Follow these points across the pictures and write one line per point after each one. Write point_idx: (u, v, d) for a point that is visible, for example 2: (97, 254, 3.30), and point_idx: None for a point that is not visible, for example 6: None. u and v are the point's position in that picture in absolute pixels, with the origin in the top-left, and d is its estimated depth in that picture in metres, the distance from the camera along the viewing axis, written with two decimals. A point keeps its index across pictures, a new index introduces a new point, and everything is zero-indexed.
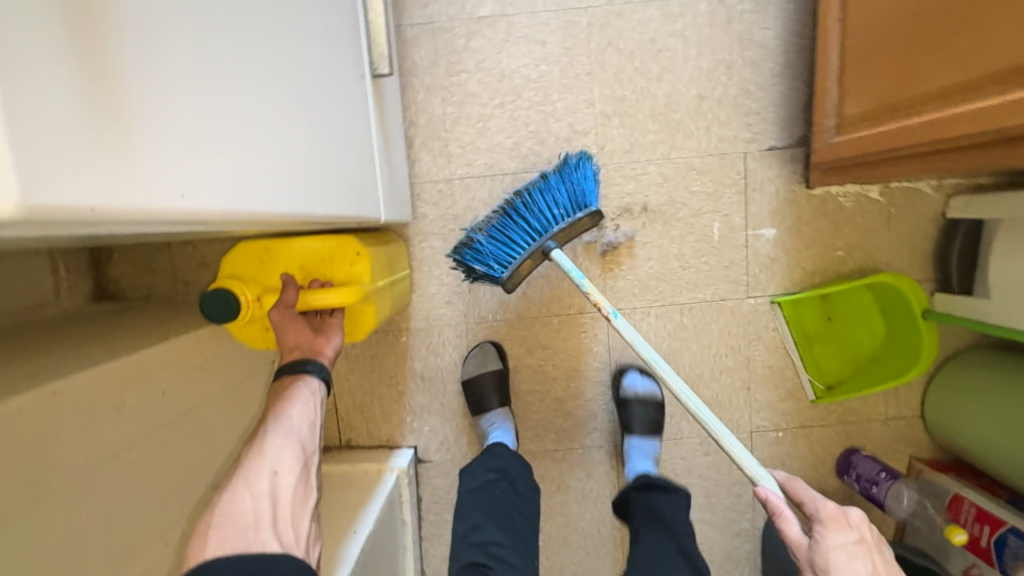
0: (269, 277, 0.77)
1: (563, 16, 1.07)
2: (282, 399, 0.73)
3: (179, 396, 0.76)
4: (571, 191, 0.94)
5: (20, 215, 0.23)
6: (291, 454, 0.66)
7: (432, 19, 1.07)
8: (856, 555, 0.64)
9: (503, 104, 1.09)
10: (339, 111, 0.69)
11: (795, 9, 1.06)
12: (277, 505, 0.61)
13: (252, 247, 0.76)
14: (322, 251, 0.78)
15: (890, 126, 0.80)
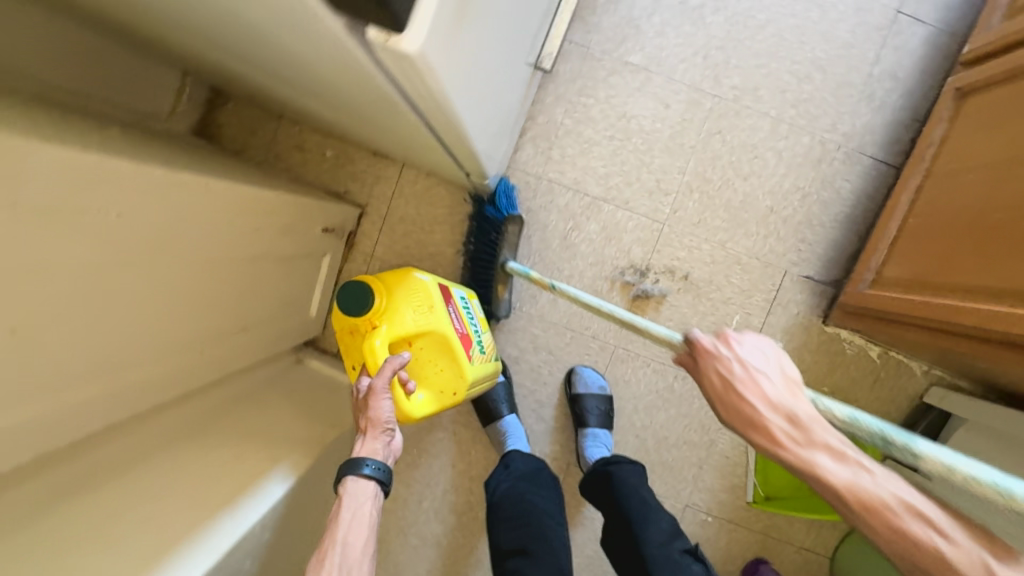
0: (404, 324, 0.90)
1: (693, 92, 1.21)
2: (345, 497, 0.74)
3: (261, 242, 0.85)
4: (495, 217, 1.16)
5: (412, 54, 0.33)
6: None
7: (588, 44, 1.20)
8: (742, 373, 0.55)
9: (612, 139, 1.22)
10: (512, 79, 0.80)
11: (876, 175, 1.21)
12: None
13: (423, 298, 0.91)
14: (443, 360, 0.92)
15: (917, 298, 0.93)
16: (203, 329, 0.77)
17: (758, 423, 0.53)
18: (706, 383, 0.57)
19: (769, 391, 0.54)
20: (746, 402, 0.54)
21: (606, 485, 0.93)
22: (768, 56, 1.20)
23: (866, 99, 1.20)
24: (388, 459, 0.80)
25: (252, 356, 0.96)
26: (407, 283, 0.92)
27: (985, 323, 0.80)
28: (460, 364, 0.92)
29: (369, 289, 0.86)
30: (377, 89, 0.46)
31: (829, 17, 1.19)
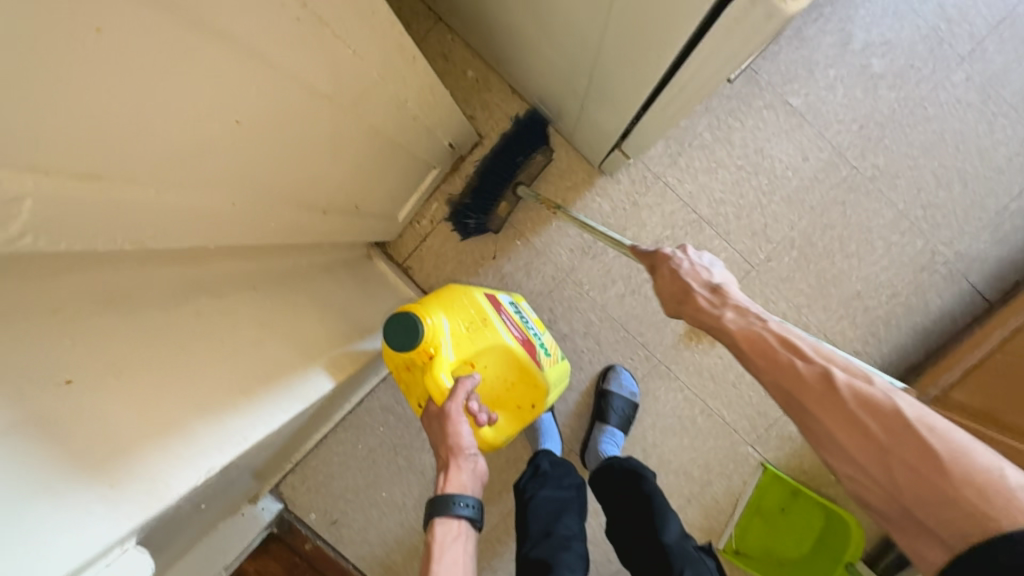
0: (459, 343, 0.80)
1: (835, 155, 1.20)
2: (435, 547, 0.72)
3: (408, 132, 0.84)
4: (529, 137, 1.20)
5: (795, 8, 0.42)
6: None
7: (758, 69, 1.19)
8: (684, 265, 0.73)
9: (740, 167, 1.21)
10: None
11: (969, 303, 1.21)
12: None
13: (473, 309, 0.82)
14: (512, 375, 0.83)
15: (994, 435, 0.98)
16: (333, 192, 0.77)
17: (688, 288, 0.71)
18: (657, 271, 0.75)
19: (699, 273, 0.72)
20: (683, 281, 0.71)
21: (628, 492, 0.97)
22: (920, 151, 1.19)
23: (992, 228, 1.20)
24: (475, 493, 0.76)
25: (346, 236, 0.96)
26: (450, 298, 0.83)
27: None
28: (531, 375, 0.83)
29: (411, 317, 0.76)
30: (668, 40, 0.53)
31: (993, 137, 1.18)
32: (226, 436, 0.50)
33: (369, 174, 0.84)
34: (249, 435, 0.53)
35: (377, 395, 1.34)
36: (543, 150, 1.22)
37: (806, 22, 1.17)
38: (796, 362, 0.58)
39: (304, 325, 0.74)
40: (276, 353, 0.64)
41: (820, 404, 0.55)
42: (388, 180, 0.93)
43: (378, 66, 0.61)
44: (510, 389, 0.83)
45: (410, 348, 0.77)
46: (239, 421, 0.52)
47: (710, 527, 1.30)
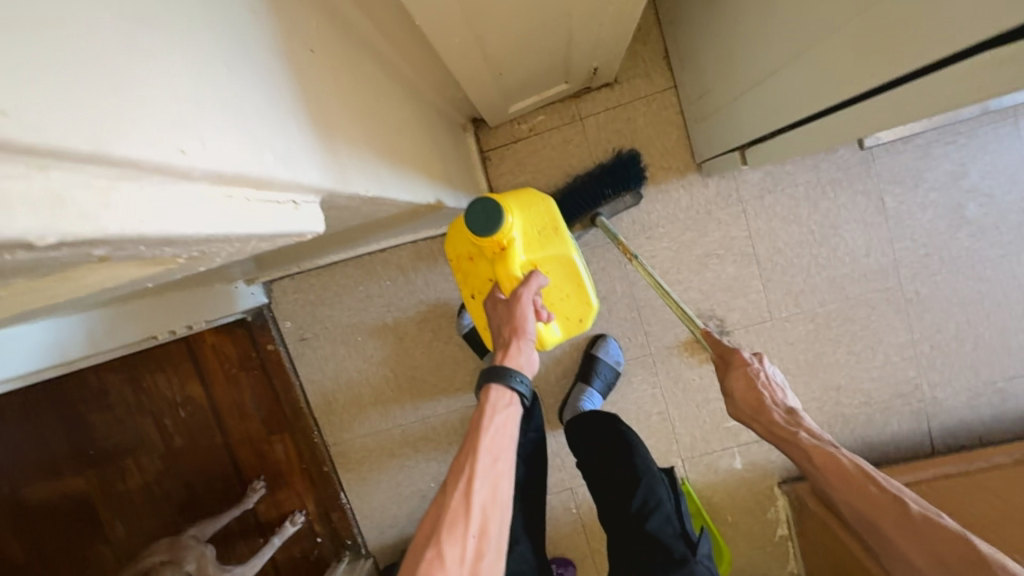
0: (530, 240, 0.89)
1: (891, 265, 1.28)
2: (488, 407, 0.77)
3: (583, 32, 0.88)
4: (613, 176, 1.26)
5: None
6: (491, 494, 0.72)
7: (875, 158, 1.25)
8: (762, 385, 0.82)
9: (810, 232, 1.29)
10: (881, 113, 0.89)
11: (918, 442, 1.34)
12: (482, 537, 0.70)
13: (550, 215, 0.91)
14: (570, 284, 0.94)
15: None
16: (502, 46, 0.80)
17: (766, 404, 0.80)
18: (733, 372, 0.83)
19: (769, 379, 0.82)
20: (760, 391, 0.81)
21: (593, 433, 1.08)
22: (959, 301, 1.28)
23: (972, 393, 1.31)
24: (529, 374, 0.82)
25: (472, 95, 0.99)
26: (529, 202, 0.91)
27: None
28: (585, 290, 0.95)
29: (494, 204, 0.81)
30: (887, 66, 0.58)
31: (1020, 322, 1.28)
32: (377, 180, 0.52)
33: (531, 51, 0.87)
34: (394, 193, 0.58)
35: (398, 253, 1.39)
36: (630, 193, 1.26)
37: (937, 141, 1.23)
38: (876, 487, 0.71)
39: (423, 145, 0.79)
40: (406, 146, 0.68)
41: (891, 521, 0.69)
42: (532, 67, 0.96)
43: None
44: (562, 294, 0.95)
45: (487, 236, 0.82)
46: (391, 180, 0.57)
47: None
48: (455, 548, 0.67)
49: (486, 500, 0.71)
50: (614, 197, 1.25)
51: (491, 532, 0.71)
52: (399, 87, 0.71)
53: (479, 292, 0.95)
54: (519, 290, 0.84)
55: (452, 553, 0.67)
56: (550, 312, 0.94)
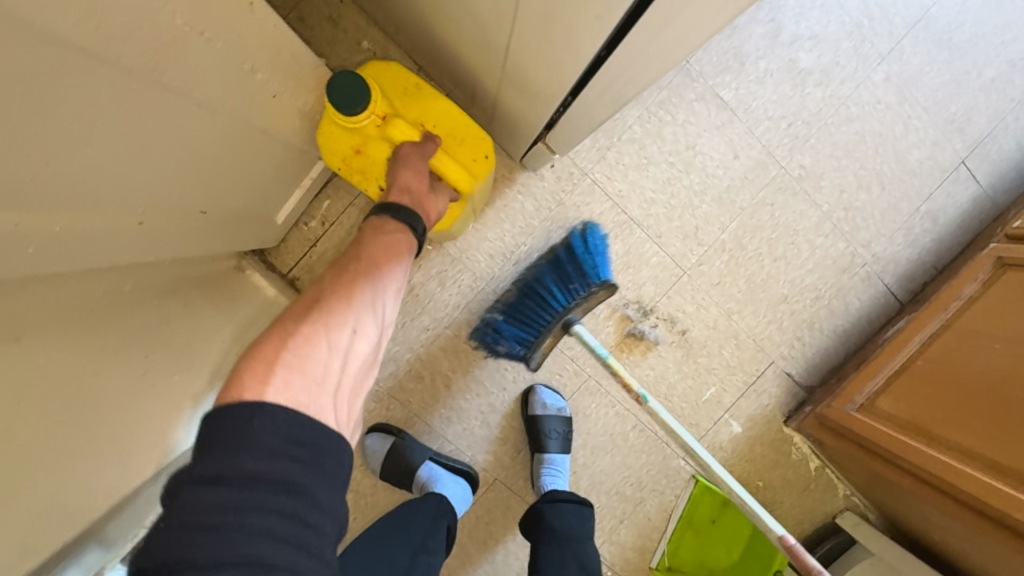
0: (404, 106, 0.78)
1: (765, 155, 1.14)
2: (377, 228, 0.74)
3: (268, 112, 0.65)
4: (583, 269, 0.99)
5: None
6: (374, 317, 0.67)
7: (689, 57, 1.09)
8: None
9: (671, 165, 1.12)
10: None
11: (885, 305, 1.22)
12: (349, 358, 0.62)
13: (404, 74, 0.79)
14: (460, 132, 0.82)
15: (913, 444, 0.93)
16: (153, 193, 0.55)
17: None
18: None
19: None
20: None
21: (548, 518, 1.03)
22: (844, 151, 1.16)
23: (904, 230, 1.20)
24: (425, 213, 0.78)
25: (197, 246, 0.73)
26: (382, 70, 0.78)
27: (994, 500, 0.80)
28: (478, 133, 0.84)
29: (338, 76, 0.69)
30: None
31: (908, 140, 1.17)
32: None
33: (213, 171, 0.63)
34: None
35: None
36: (603, 284, 0.96)
37: None
38: None
39: (106, 399, 0.61)
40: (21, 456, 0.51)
41: None
42: (244, 177, 0.72)
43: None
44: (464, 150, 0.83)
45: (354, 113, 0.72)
46: None
47: (642, 546, 1.25)
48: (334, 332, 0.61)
49: (367, 319, 0.66)
50: (581, 293, 0.97)
51: (361, 353, 0.64)
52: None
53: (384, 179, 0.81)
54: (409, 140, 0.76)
55: (328, 335, 0.60)
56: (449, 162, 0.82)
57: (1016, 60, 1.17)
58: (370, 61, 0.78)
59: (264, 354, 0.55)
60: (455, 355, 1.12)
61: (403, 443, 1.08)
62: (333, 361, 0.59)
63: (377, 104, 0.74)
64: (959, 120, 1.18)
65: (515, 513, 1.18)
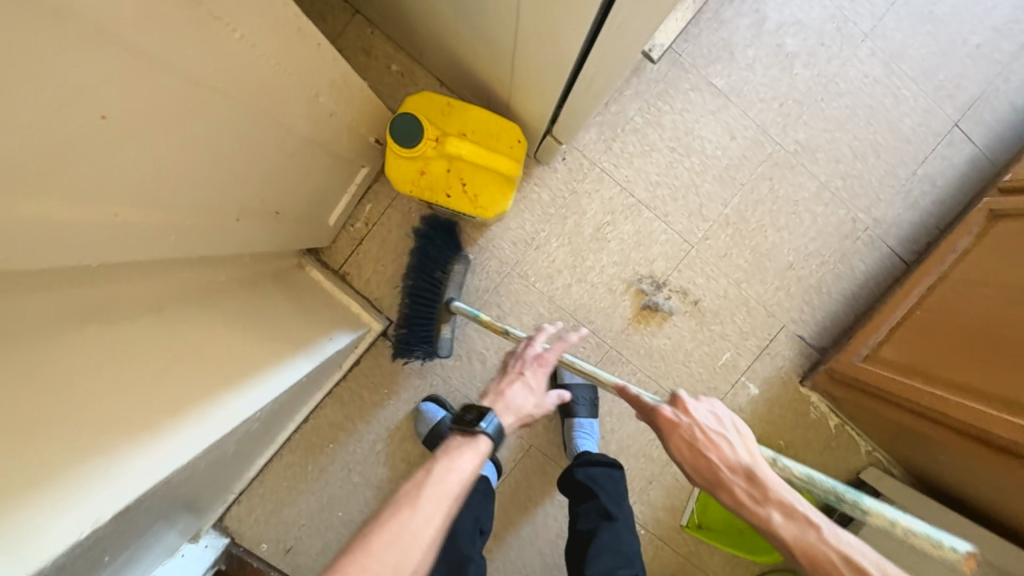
0: (446, 126, 0.85)
1: (760, 134, 1.23)
2: (455, 451, 0.83)
3: (325, 129, 0.80)
4: (435, 258, 1.16)
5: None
6: (444, 501, 0.75)
7: (682, 52, 1.20)
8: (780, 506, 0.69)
9: (672, 150, 1.23)
10: None
11: (890, 267, 1.29)
12: (418, 554, 0.70)
13: (437, 98, 0.86)
14: (492, 129, 0.87)
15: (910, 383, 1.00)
16: (246, 196, 0.71)
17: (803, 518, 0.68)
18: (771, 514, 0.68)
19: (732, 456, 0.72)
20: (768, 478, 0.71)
21: (589, 481, 1.12)
22: (836, 124, 1.24)
23: (904, 194, 1.27)
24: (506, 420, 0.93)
25: (271, 243, 0.89)
26: (423, 100, 0.85)
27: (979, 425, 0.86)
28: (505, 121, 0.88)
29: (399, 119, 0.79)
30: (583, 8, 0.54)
31: (899, 109, 1.24)
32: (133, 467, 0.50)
33: (287, 177, 0.79)
34: (142, 478, 0.50)
35: (323, 412, 1.24)
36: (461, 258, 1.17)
37: (723, 5, 1.20)
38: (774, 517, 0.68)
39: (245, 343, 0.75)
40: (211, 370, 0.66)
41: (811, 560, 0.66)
42: (305, 185, 0.88)
43: (270, 45, 0.56)
44: (505, 145, 0.88)
45: (417, 147, 0.81)
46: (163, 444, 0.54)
47: (671, 505, 1.34)
48: (405, 491, 0.76)
49: (438, 521, 0.73)
50: (447, 274, 1.15)
51: (429, 536, 0.71)
52: (155, 321, 0.61)
53: (450, 188, 0.88)
54: (452, 145, 0.83)
55: (407, 518, 0.72)
56: (493, 157, 0.86)
57: (1000, 26, 1.23)
58: (412, 95, 0.86)
59: (346, 567, 0.65)
60: (486, 335, 1.25)
61: (446, 421, 1.20)
62: (410, 530, 0.71)
63: (429, 129, 0.82)
64: (949, 86, 1.24)
65: (550, 477, 1.30)
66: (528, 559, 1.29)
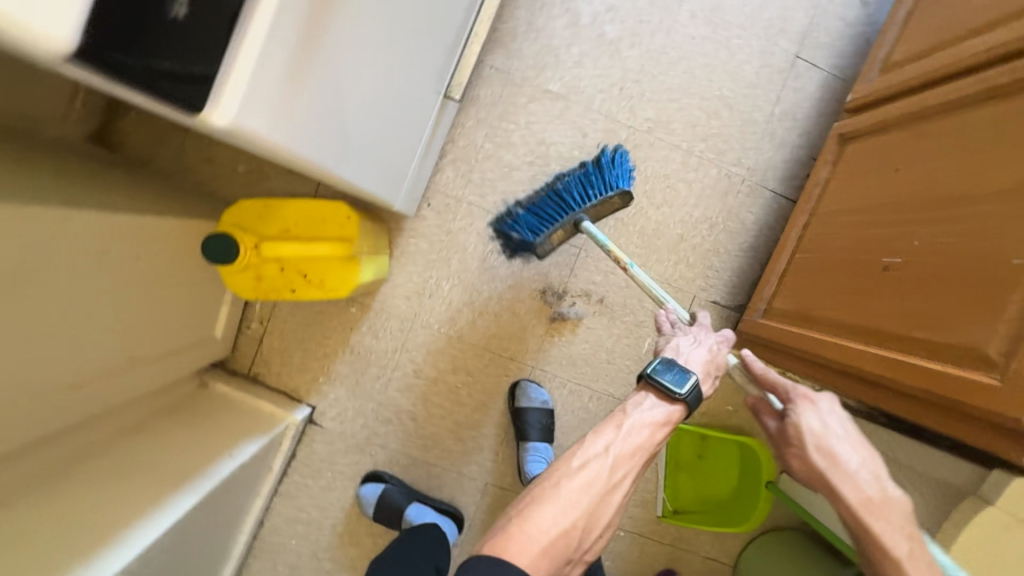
0: (266, 229, 0.88)
1: (609, 123, 1.24)
2: (636, 410, 0.73)
3: (145, 270, 0.81)
4: (603, 176, 1.09)
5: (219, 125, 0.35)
6: (631, 472, 0.68)
7: (509, 70, 1.21)
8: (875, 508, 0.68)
9: (531, 164, 1.24)
10: (410, 129, 0.83)
11: (777, 209, 1.29)
12: (589, 540, 0.64)
13: (252, 204, 0.88)
14: (315, 215, 0.89)
15: (797, 331, 0.97)
16: (74, 365, 0.72)
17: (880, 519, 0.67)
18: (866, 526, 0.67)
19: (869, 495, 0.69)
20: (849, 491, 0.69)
21: None
22: (681, 92, 1.25)
23: (769, 137, 1.27)
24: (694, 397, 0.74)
25: (142, 384, 0.90)
26: (242, 211, 0.88)
27: (846, 359, 0.83)
28: (326, 203, 0.90)
29: (212, 238, 0.80)
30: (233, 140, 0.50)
31: (737, 58, 1.25)
32: None
33: (125, 327, 0.80)
34: None
35: (276, 512, 1.25)
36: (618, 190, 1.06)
37: (533, 14, 1.21)
38: (879, 532, 0.67)
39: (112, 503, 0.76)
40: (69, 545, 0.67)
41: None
42: (163, 322, 0.89)
43: (14, 237, 0.57)
44: (335, 225, 0.90)
45: (239, 260, 0.83)
46: None
47: (642, 499, 1.34)
48: (597, 447, 0.68)
49: (626, 486, 0.68)
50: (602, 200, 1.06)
51: (606, 519, 0.66)
52: None
53: (294, 282, 0.89)
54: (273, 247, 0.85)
55: (589, 499, 0.64)
56: (319, 242, 0.88)
57: None
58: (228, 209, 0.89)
59: (532, 530, 0.61)
60: (410, 392, 1.26)
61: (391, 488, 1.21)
62: (588, 509, 0.64)
63: (246, 239, 0.84)
64: (777, 23, 1.25)
65: None
66: None
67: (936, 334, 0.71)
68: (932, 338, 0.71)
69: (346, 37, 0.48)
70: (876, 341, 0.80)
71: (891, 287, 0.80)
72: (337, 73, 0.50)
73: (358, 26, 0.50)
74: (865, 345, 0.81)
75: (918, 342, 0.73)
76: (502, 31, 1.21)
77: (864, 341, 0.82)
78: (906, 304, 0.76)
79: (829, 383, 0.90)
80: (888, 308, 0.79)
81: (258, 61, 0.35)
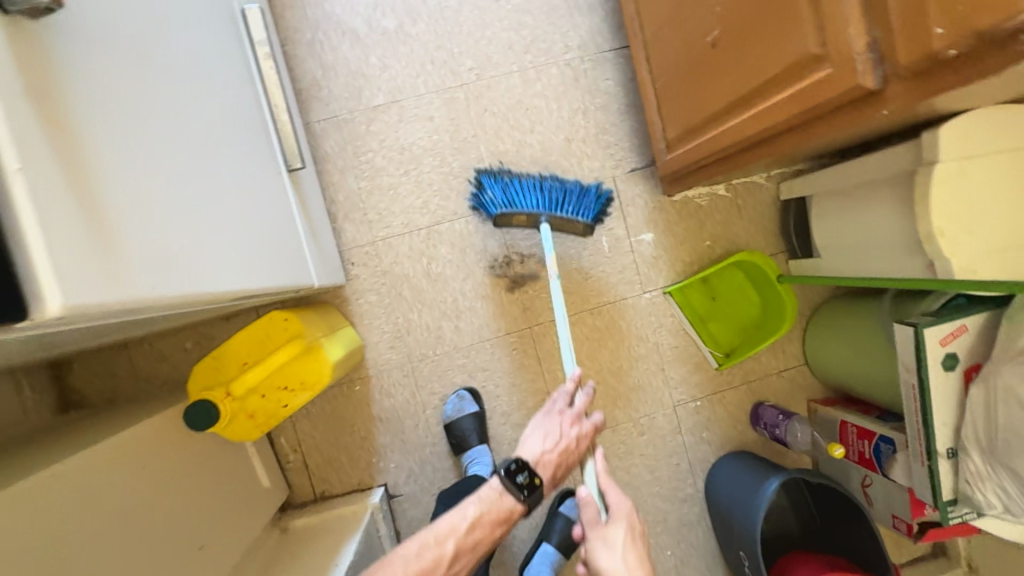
0: (227, 374, 0.93)
1: (444, 94, 1.28)
2: (484, 489, 0.91)
3: (158, 470, 0.87)
4: (579, 201, 1.17)
5: (60, 310, 0.39)
6: (470, 542, 0.87)
7: (335, 114, 1.26)
8: None
9: (408, 172, 1.28)
10: (277, 216, 0.86)
11: (626, 61, 1.32)
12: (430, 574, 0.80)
13: (204, 363, 0.93)
14: (257, 333, 0.94)
15: (696, 142, 0.99)
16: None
17: None
18: None
19: None
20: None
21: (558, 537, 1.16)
22: (480, 29, 1.29)
23: (575, 11, 1.31)
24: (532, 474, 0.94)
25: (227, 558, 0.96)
26: (200, 373, 0.93)
27: (739, 135, 0.85)
28: (260, 319, 0.94)
29: (191, 409, 0.86)
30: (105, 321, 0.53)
31: None
32: None
33: (173, 523, 0.86)
34: None
35: None
36: (583, 218, 1.15)
37: (320, 57, 1.25)
38: None
39: None
40: None
41: None
42: (206, 501, 0.95)
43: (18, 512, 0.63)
44: (278, 331, 0.94)
45: (222, 413, 0.89)
46: None
47: (695, 364, 1.38)
48: (465, 527, 0.87)
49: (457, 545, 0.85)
50: (570, 218, 1.13)
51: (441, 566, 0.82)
52: None
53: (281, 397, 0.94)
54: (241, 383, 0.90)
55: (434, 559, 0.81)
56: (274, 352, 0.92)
57: None
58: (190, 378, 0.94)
59: None
60: None
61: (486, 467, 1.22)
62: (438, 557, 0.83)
63: (217, 393, 0.90)
64: None
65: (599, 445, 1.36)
66: (653, 507, 1.38)
67: (778, 64, 0.73)
68: (779, 68, 0.73)
69: (141, 179, 0.52)
70: (751, 102, 0.82)
71: (730, 52, 0.82)
72: (158, 209, 0.53)
73: (149, 161, 0.54)
74: (745, 111, 0.84)
75: (774, 79, 0.75)
76: (306, 88, 1.25)
77: (743, 109, 0.84)
78: (747, 57, 0.78)
79: (747, 162, 0.93)
80: (739, 71, 0.81)
81: (57, 240, 0.39)
